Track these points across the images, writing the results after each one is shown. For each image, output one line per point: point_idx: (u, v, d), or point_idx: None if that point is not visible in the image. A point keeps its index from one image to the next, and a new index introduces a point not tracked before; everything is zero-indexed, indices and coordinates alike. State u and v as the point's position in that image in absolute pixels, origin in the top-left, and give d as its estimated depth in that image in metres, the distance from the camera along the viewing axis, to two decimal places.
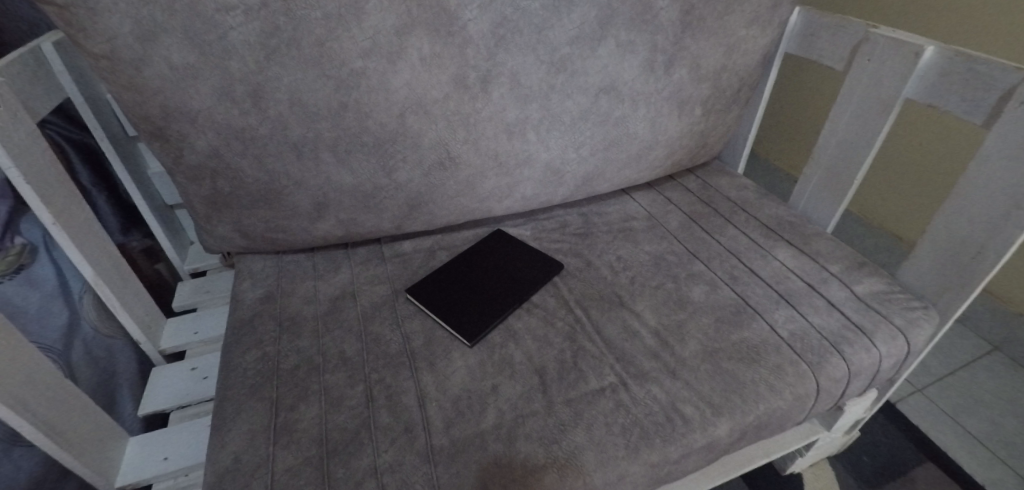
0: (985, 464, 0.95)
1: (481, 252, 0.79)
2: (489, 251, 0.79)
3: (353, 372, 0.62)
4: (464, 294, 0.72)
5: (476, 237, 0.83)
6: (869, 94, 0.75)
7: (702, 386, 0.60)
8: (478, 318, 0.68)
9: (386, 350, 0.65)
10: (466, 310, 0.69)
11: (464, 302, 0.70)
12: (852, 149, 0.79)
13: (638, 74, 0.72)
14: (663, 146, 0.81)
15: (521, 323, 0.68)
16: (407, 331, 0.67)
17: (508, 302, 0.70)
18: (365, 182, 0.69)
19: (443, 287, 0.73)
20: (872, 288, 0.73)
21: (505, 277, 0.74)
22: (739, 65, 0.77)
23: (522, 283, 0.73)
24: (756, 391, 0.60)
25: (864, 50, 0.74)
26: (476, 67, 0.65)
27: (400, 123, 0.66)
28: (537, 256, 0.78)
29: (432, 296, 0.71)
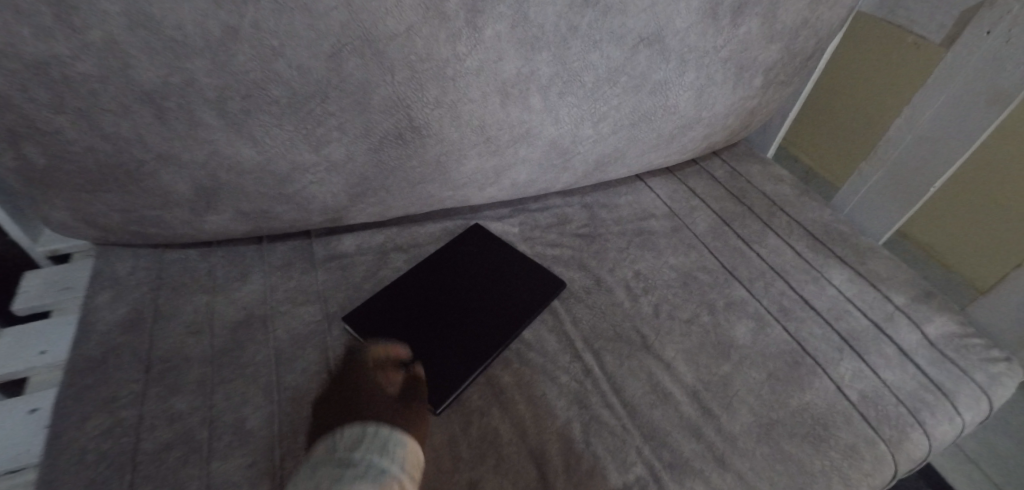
0: None
1: (452, 260, 0.57)
2: (463, 258, 0.57)
3: (259, 457, 0.41)
4: (427, 329, 0.50)
5: (446, 235, 0.60)
6: (980, 78, 0.57)
7: (761, 482, 0.43)
8: (445, 371, 0.47)
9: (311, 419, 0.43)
10: (427, 356, 0.48)
11: (426, 343, 0.49)
12: (935, 149, 0.62)
13: (694, 22, 0.49)
14: (704, 125, 0.60)
15: (511, 375, 0.48)
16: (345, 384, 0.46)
17: (489, 345, 0.49)
18: (278, 158, 0.44)
19: (397, 315, 0.51)
20: (946, 330, 0.59)
21: (485, 302, 0.53)
22: (823, 21, 0.56)
23: (510, 314, 0.52)
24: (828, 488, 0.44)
25: (984, 17, 0.55)
26: None
27: (335, 70, 0.41)
28: (529, 270, 0.57)
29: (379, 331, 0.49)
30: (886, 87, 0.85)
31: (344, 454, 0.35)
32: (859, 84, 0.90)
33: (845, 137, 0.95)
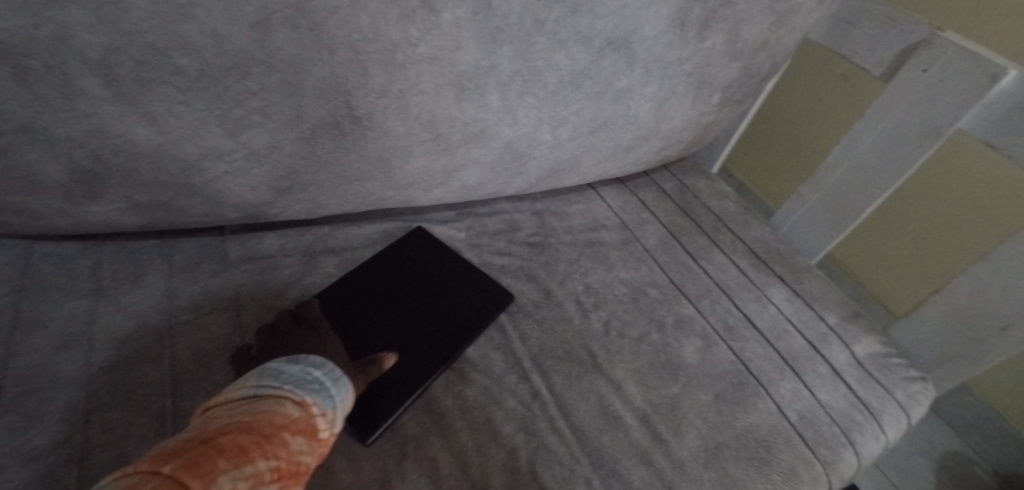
0: None
1: (392, 267, 0.51)
2: (404, 266, 0.52)
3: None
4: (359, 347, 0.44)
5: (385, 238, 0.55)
6: (913, 114, 0.60)
7: None
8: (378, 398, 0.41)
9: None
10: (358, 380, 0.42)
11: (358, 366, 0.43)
12: (868, 177, 0.65)
13: (663, 31, 0.47)
14: (661, 138, 0.59)
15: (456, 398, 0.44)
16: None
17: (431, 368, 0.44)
18: (185, 141, 0.37)
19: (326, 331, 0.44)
20: (871, 350, 0.61)
21: (427, 317, 0.48)
22: (780, 43, 0.56)
23: (454, 331, 0.48)
24: None
25: (920, 56, 0.58)
26: None
27: (262, 43, 0.34)
28: (477, 281, 0.52)
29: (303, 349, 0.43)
30: (823, 119, 0.88)
31: (303, 368, 0.34)
32: (797, 113, 0.92)
33: (781, 161, 0.98)
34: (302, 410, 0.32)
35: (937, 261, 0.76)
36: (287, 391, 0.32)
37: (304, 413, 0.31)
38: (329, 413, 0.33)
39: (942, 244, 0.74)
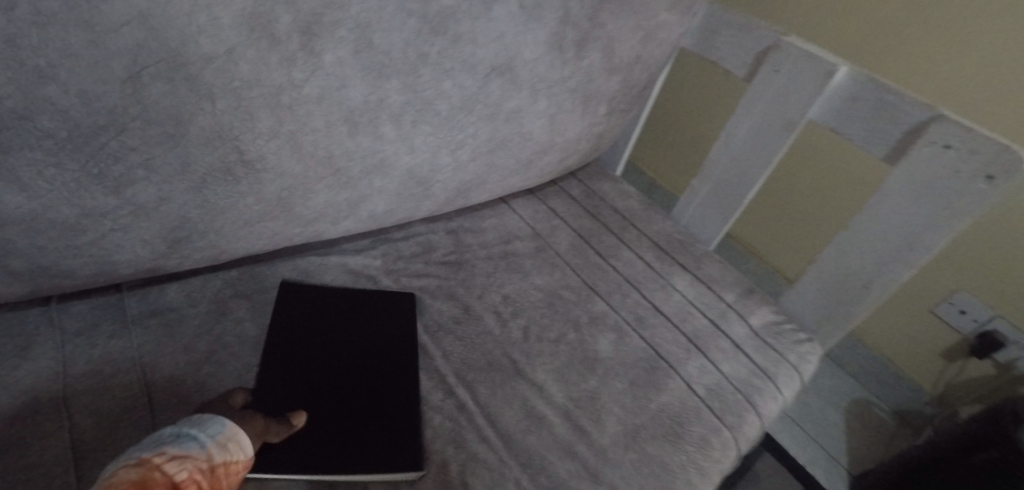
0: (801, 444, 1.07)
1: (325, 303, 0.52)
2: (337, 299, 0.53)
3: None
4: (321, 391, 0.45)
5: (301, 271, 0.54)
6: (772, 109, 0.68)
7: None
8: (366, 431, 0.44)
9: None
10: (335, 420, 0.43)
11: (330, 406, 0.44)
12: (745, 167, 0.73)
13: (542, 54, 0.51)
14: (558, 150, 0.63)
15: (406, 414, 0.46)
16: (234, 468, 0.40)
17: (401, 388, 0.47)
18: (62, 203, 0.36)
19: (283, 383, 0.44)
20: (765, 320, 0.69)
21: (374, 343, 0.50)
22: (652, 56, 0.62)
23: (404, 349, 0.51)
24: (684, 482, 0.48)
25: (771, 60, 0.67)
26: (293, 8, 0.37)
27: (135, 98, 0.34)
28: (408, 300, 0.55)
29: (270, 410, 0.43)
30: (703, 112, 0.98)
31: (155, 433, 0.34)
32: (682, 109, 1.02)
33: (674, 153, 1.08)
34: (147, 468, 0.31)
35: (808, 225, 0.86)
36: (131, 458, 0.31)
37: (146, 470, 0.30)
38: (189, 452, 0.33)
39: (810, 209, 0.84)
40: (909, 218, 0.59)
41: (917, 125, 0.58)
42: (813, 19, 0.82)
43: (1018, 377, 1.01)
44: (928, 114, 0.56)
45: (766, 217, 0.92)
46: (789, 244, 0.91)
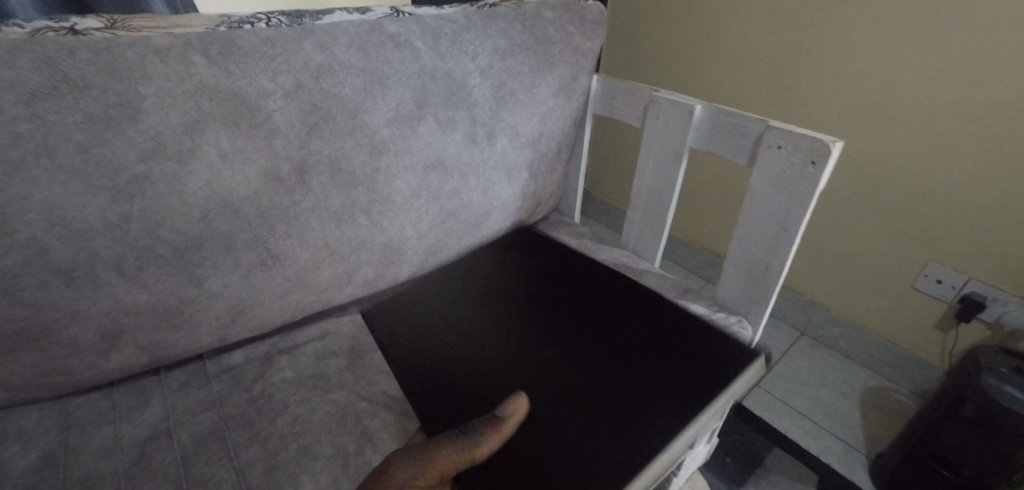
0: (814, 437, 1.11)
1: (480, 299, 0.77)
2: (484, 294, 0.77)
3: (537, 471, 0.54)
4: (531, 349, 0.68)
5: (400, 308, 0.77)
6: (663, 146, 0.87)
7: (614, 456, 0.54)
8: (616, 354, 0.65)
9: (527, 441, 0.57)
10: (574, 358, 0.66)
11: (547, 351, 0.67)
12: (659, 193, 0.91)
13: (462, 148, 0.75)
14: (499, 211, 0.84)
15: (634, 332, 0.68)
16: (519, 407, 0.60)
17: (607, 317, 0.71)
18: (169, 297, 0.59)
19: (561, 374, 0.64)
20: (699, 312, 0.83)
21: (540, 308, 0.74)
22: (555, 129, 0.85)
23: (580, 302, 0.74)
24: (654, 447, 0.55)
25: (652, 110, 0.87)
26: (289, 158, 0.62)
27: (204, 227, 0.58)
28: (552, 275, 0.80)
29: (500, 376, 0.64)
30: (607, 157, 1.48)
31: None
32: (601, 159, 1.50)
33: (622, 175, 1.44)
34: None
35: (727, 208, 1.29)
36: None
37: None
38: None
39: (704, 205, 1.35)
40: (777, 205, 0.74)
41: (758, 135, 0.75)
42: (742, 98, 1.30)
43: (1012, 334, 1.04)
44: (761, 126, 0.74)
45: (698, 214, 1.37)
46: (705, 231, 1.38)
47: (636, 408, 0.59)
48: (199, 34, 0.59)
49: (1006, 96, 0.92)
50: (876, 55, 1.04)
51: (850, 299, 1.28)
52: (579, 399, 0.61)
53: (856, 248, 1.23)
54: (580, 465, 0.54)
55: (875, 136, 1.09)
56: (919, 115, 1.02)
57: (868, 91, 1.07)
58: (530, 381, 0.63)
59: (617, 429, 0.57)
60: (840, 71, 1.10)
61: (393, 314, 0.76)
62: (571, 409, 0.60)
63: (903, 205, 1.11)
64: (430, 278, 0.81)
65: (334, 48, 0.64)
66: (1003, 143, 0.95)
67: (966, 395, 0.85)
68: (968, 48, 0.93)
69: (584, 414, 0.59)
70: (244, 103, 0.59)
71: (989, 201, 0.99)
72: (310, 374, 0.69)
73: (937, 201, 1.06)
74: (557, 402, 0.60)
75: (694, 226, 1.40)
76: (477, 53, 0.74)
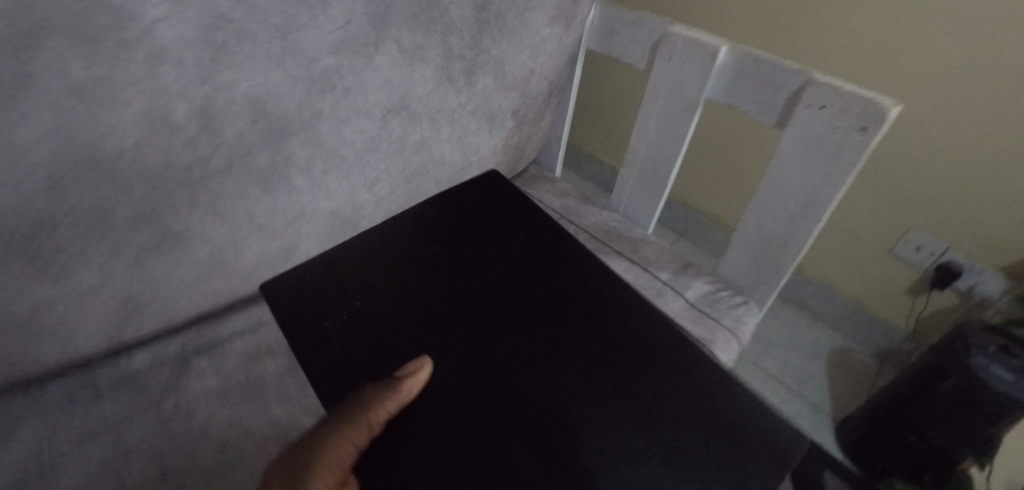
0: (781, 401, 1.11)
1: (404, 253, 0.56)
2: (407, 241, 0.57)
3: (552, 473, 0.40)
4: (489, 315, 0.51)
5: (290, 284, 0.53)
6: (673, 94, 0.73)
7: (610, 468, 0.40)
8: (598, 308, 0.52)
9: (522, 438, 0.41)
10: (546, 318, 0.50)
11: (511, 313, 0.51)
12: (661, 151, 0.78)
13: (434, 88, 0.58)
14: (477, 167, 0.69)
15: (603, 277, 0.55)
16: (499, 395, 0.44)
17: (569, 259, 0.56)
18: (17, 301, 0.41)
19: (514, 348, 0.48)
20: (702, 291, 0.73)
21: (484, 255, 0.56)
22: (547, 67, 0.68)
23: (531, 243, 0.58)
24: (667, 455, 0.41)
25: (663, 49, 0.72)
26: (185, 97, 0.42)
27: (60, 203, 0.40)
28: (487, 214, 0.61)
29: (455, 357, 0.47)
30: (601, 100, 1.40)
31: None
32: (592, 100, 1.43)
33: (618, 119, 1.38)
34: None
35: (743, 180, 1.20)
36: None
37: None
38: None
39: (715, 174, 1.25)
40: (807, 175, 0.64)
41: (795, 89, 0.62)
42: (747, 33, 1.13)
43: (980, 302, 1.07)
44: (801, 79, 0.61)
45: (707, 182, 1.28)
46: (710, 199, 1.30)
47: (646, 377, 0.46)
48: None
49: None
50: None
51: (822, 260, 1.26)
52: (570, 371, 0.46)
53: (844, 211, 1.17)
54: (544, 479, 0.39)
55: (894, 86, 0.97)
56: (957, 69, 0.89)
57: (903, 34, 0.92)
58: (500, 355, 0.47)
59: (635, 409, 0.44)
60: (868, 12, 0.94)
61: (290, 288, 0.53)
62: (568, 386, 0.45)
63: (916, 165, 1.02)
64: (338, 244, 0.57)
65: None
66: None
67: (948, 372, 0.85)
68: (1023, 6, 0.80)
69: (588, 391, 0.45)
70: (103, 7, 0.38)
71: (1014, 168, 0.91)
72: (241, 380, 0.55)
73: (940, 170, 0.99)
74: (546, 378, 0.46)
75: (700, 193, 1.32)
76: None
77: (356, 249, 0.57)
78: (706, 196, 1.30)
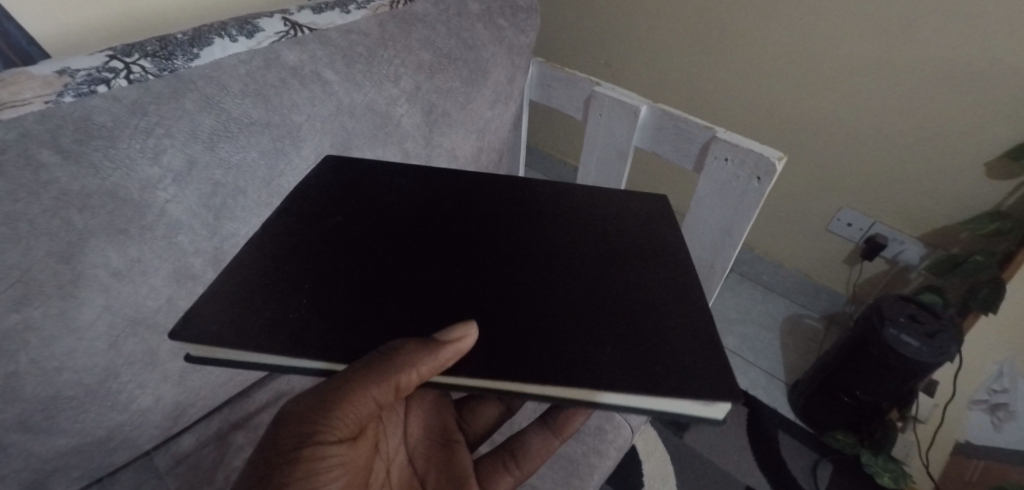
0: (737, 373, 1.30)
1: (334, 226, 0.53)
2: (323, 217, 0.54)
3: (623, 340, 0.47)
4: (438, 245, 0.53)
5: (219, 315, 0.46)
6: (607, 144, 0.84)
7: (636, 304, 0.50)
8: (543, 224, 0.57)
9: (584, 336, 0.47)
10: (508, 240, 0.55)
11: (479, 246, 0.54)
12: (603, 190, 0.90)
13: None
14: None
15: (523, 198, 0.60)
16: (529, 306, 0.49)
17: (488, 191, 0.60)
18: (97, 428, 0.53)
19: (477, 257, 0.53)
20: None
21: (419, 205, 0.57)
22: (494, 140, 0.79)
23: (450, 189, 0.60)
24: (652, 275, 0.53)
25: (594, 106, 0.81)
26: (200, 252, 0.54)
27: (117, 354, 0.51)
28: (397, 176, 0.60)
29: (458, 295, 0.49)
30: (556, 129, 1.63)
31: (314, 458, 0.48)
32: (548, 126, 1.65)
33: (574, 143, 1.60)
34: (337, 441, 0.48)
35: (682, 180, 1.34)
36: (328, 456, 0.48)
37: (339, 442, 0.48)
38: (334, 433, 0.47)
39: (663, 174, 1.37)
40: (724, 211, 0.75)
41: (704, 141, 0.73)
42: (732, 32, 1.22)
43: (905, 266, 1.23)
44: (708, 133, 0.72)
45: (655, 182, 1.41)
46: (661, 194, 1.41)
47: (616, 259, 0.54)
48: (42, 113, 0.45)
49: (986, 96, 0.97)
50: (823, 12, 1.07)
51: (764, 237, 1.44)
52: (567, 276, 0.52)
53: (793, 183, 1.30)
54: (595, 339, 0.46)
55: (857, 91, 1.10)
56: (866, 66, 1.07)
57: (883, 44, 1.03)
58: (498, 285, 0.50)
59: (632, 279, 0.52)
60: (852, 22, 1.04)
61: (227, 321, 0.45)
62: (574, 284, 0.51)
63: (848, 150, 1.18)
64: (243, 253, 0.50)
65: (226, 103, 0.53)
66: (966, 130, 1.02)
67: (871, 341, 1.01)
68: (986, 39, 0.93)
69: (592, 282, 0.52)
70: (127, 202, 0.48)
71: (928, 139, 1.07)
72: None
73: (880, 163, 1.15)
74: (524, 271, 0.52)
75: (650, 190, 1.43)
76: (400, 75, 0.64)
77: (277, 244, 0.51)
78: (655, 194, 1.42)
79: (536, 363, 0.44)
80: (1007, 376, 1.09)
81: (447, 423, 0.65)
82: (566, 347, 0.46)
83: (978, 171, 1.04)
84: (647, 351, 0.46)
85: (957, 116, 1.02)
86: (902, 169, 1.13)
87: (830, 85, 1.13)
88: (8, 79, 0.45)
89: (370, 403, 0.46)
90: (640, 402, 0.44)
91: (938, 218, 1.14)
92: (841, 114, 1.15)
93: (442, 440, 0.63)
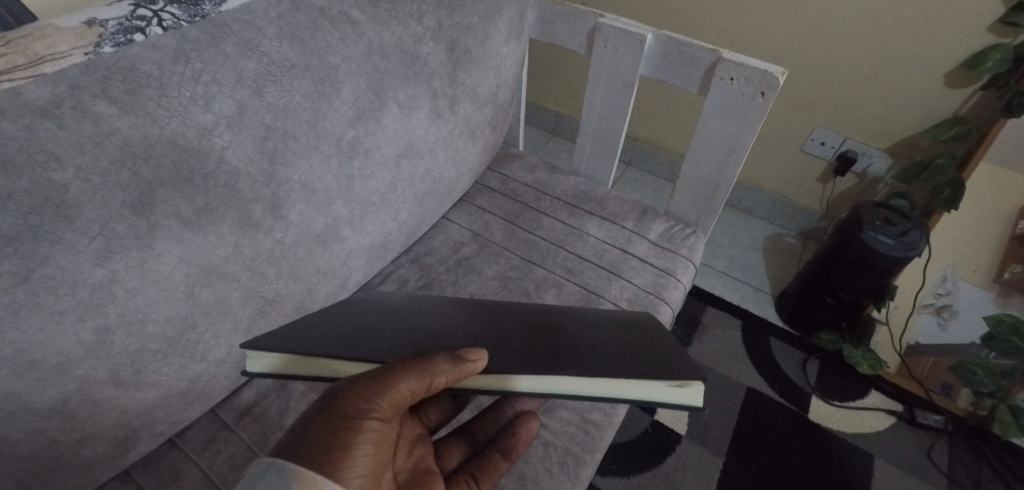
0: (729, 291, 1.43)
1: (353, 314, 0.59)
2: (343, 314, 0.59)
3: (605, 347, 0.51)
4: (442, 313, 0.60)
5: (266, 337, 0.51)
6: (612, 76, 0.86)
7: (613, 332, 0.56)
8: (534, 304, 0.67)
9: (569, 347, 0.51)
10: (500, 309, 0.63)
11: (478, 316, 0.59)
12: (609, 123, 0.93)
13: (427, 126, 0.70)
14: (469, 175, 0.84)
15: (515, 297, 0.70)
16: (520, 337, 0.53)
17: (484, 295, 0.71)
18: (179, 380, 0.55)
19: (475, 314, 0.60)
20: (660, 230, 0.92)
21: (423, 304, 0.64)
22: (507, 78, 0.81)
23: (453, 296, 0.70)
24: (621, 320, 0.62)
25: (599, 38, 0.84)
26: (259, 199, 0.54)
27: (194, 304, 0.52)
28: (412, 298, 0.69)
29: (464, 333, 0.54)
30: (541, 75, 1.67)
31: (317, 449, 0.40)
32: (533, 71, 1.68)
33: (561, 85, 1.64)
34: (362, 433, 0.41)
35: (683, 113, 1.43)
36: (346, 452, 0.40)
37: (364, 435, 0.41)
38: (359, 426, 0.41)
39: (659, 110, 1.47)
40: (728, 129, 0.80)
41: (709, 63, 0.77)
42: None
43: (874, 178, 1.34)
44: (713, 56, 0.77)
45: (654, 120, 1.50)
46: (660, 130, 1.52)
47: (591, 316, 0.62)
48: (83, 66, 0.44)
49: (947, 13, 1.04)
50: None
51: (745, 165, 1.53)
52: (552, 319, 0.59)
53: (772, 111, 1.38)
54: (580, 346, 0.51)
55: (829, 16, 1.15)
56: None
57: None
58: (493, 326, 0.56)
59: (609, 324, 0.59)
60: None
61: (274, 339, 0.50)
62: (557, 323, 0.58)
63: (821, 71, 1.25)
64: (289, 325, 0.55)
65: (265, 46, 0.53)
66: (929, 46, 1.10)
67: (850, 245, 1.11)
68: None
69: (577, 323, 0.58)
70: (187, 151, 0.48)
71: (893, 55, 1.14)
72: None
73: (850, 83, 1.23)
74: (514, 319, 0.59)
75: (648, 125, 1.53)
76: (422, 13, 0.65)
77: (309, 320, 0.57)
78: (653, 132, 1.54)
79: (534, 358, 0.48)
80: (949, 280, 1.20)
81: (429, 451, 0.58)
82: (557, 353, 0.50)
83: (939, 82, 1.13)
84: (630, 352, 0.51)
85: (921, 31, 1.09)
86: (870, 86, 1.21)
87: (805, 8, 1.17)
88: (38, 34, 0.44)
89: (399, 396, 0.43)
90: (628, 389, 0.46)
91: (902, 131, 1.24)
92: (813, 38, 1.20)
93: (422, 466, 0.56)
